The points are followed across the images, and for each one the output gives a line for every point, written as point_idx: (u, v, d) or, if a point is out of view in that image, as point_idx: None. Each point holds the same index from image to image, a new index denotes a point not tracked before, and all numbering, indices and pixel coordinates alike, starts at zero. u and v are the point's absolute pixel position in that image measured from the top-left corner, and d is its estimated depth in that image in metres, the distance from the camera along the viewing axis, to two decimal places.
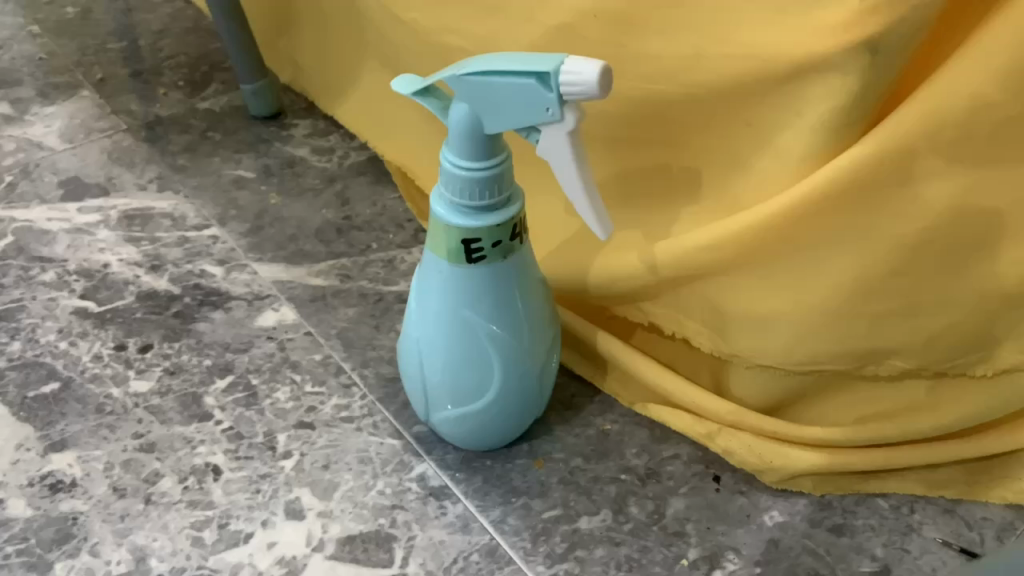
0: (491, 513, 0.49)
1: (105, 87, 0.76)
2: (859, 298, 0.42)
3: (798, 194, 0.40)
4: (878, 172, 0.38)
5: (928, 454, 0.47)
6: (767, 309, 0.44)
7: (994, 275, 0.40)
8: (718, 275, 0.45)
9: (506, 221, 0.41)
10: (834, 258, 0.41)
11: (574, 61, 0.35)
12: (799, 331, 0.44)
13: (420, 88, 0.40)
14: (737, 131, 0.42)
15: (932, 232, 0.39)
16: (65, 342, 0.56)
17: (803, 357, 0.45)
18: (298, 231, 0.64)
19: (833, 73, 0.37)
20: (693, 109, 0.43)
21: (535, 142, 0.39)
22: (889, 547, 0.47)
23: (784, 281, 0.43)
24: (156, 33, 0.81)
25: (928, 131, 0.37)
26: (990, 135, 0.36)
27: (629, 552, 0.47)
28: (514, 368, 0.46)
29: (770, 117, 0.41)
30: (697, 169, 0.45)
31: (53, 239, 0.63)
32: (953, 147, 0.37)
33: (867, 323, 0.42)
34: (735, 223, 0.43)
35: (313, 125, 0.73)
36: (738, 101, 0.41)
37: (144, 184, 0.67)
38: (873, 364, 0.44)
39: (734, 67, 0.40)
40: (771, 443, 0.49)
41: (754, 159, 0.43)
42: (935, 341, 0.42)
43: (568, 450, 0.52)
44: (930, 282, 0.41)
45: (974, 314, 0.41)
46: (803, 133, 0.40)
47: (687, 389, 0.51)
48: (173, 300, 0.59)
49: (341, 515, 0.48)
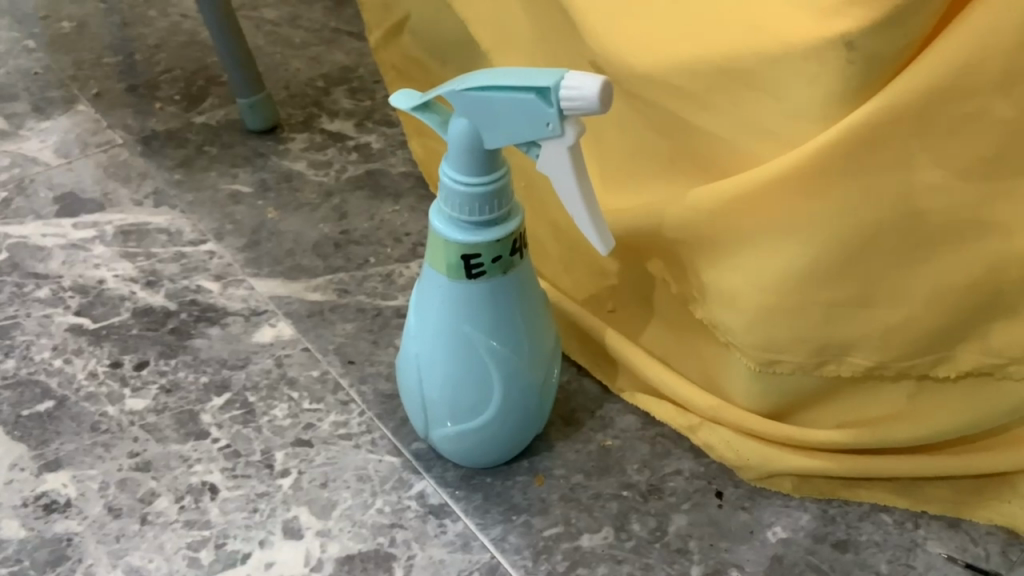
0: (491, 531, 0.48)
1: (101, 101, 0.76)
2: (815, 285, 0.40)
3: (766, 171, 0.39)
4: (841, 159, 0.37)
5: (906, 465, 0.47)
6: (729, 288, 0.43)
7: (948, 270, 0.39)
8: (691, 244, 0.44)
9: (505, 237, 0.40)
10: (791, 241, 0.40)
11: (575, 77, 0.34)
12: (754, 316, 0.42)
13: (420, 103, 0.40)
14: (718, 110, 0.40)
15: (888, 221, 0.38)
16: (60, 360, 0.56)
17: (759, 341, 0.43)
18: (295, 246, 0.63)
19: (812, 61, 0.35)
20: (688, 83, 0.41)
21: (534, 157, 0.38)
22: (894, 563, 0.47)
23: (743, 260, 0.42)
24: (152, 47, 0.81)
25: (887, 120, 0.36)
26: (946, 129, 0.35)
27: (631, 570, 0.46)
28: (514, 385, 0.46)
29: (749, 102, 0.39)
30: (683, 145, 0.44)
31: (49, 255, 0.63)
32: (916, 138, 0.36)
33: (821, 311, 0.41)
34: (706, 193, 0.42)
35: (310, 139, 0.72)
36: (722, 84, 0.39)
37: (140, 200, 0.67)
38: (832, 360, 0.43)
39: (723, 42, 0.38)
40: (747, 440, 0.49)
41: (739, 140, 0.41)
42: (892, 336, 0.41)
43: (569, 466, 0.51)
44: (885, 273, 0.40)
45: (931, 310, 0.40)
46: (778, 115, 0.38)
47: (675, 378, 0.51)
48: (169, 317, 0.59)
49: (339, 535, 0.48)
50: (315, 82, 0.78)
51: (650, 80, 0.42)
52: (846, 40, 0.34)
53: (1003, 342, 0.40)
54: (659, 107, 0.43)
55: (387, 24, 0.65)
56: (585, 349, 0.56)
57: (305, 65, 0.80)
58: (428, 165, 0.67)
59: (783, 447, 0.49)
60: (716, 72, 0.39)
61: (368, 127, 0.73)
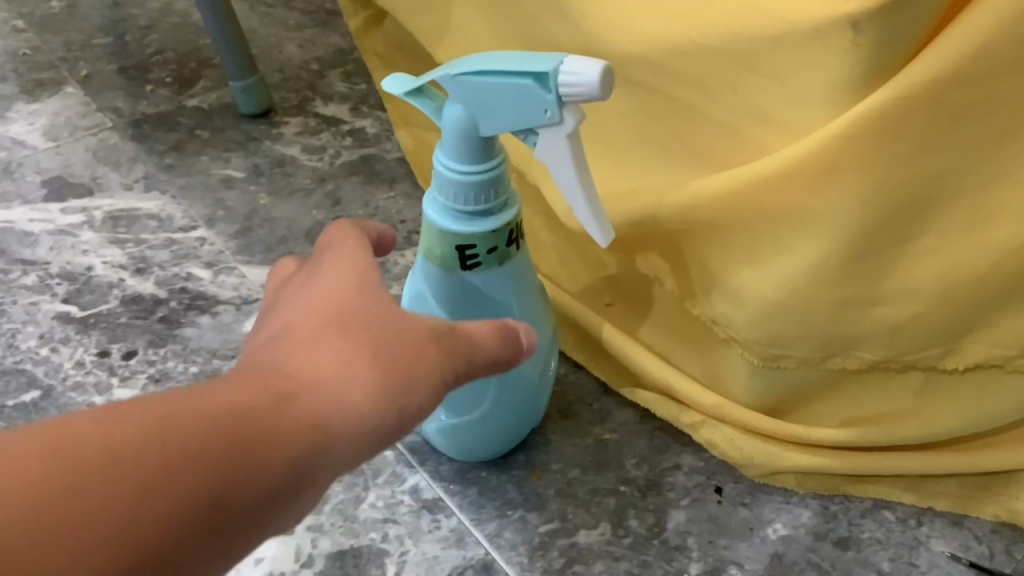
0: (486, 527, 0.47)
1: (91, 83, 0.74)
2: (827, 281, 0.39)
3: (774, 164, 0.38)
4: (848, 153, 0.36)
5: (914, 463, 0.47)
6: (736, 283, 0.42)
7: (960, 264, 0.37)
8: (696, 236, 0.43)
9: (502, 227, 0.39)
10: (802, 237, 0.39)
11: (575, 62, 0.33)
12: (763, 312, 0.41)
13: (413, 88, 0.38)
14: (723, 95, 0.39)
15: (896, 215, 0.37)
16: (46, 348, 0.55)
17: (766, 336, 0.42)
18: (288, 233, 0.62)
19: (819, 46, 0.34)
20: (688, 65, 0.39)
21: (532, 145, 0.37)
22: (896, 562, 0.46)
23: (755, 253, 0.41)
24: (143, 28, 0.79)
25: (899, 111, 0.34)
26: (957, 117, 0.34)
27: (629, 568, 0.46)
28: (510, 378, 0.45)
29: (755, 88, 0.37)
30: (684, 132, 0.42)
31: (36, 241, 0.61)
32: (927, 128, 0.35)
33: (830, 308, 0.40)
34: (711, 184, 0.40)
35: (304, 123, 0.71)
36: (724, 68, 0.38)
37: (130, 184, 0.65)
38: (839, 354, 0.42)
39: (724, 24, 0.36)
40: (750, 437, 0.48)
41: (743, 127, 0.39)
42: (899, 332, 0.40)
43: (566, 460, 0.50)
44: (893, 269, 0.38)
45: (943, 304, 0.38)
46: (785, 102, 0.37)
47: (672, 374, 0.50)
48: (159, 304, 0.57)
49: (331, 530, 0.47)
50: (309, 65, 0.76)
51: (649, 61, 0.41)
52: (852, 21, 0.32)
53: (1012, 335, 0.39)
54: (662, 91, 0.41)
55: (366, 13, 0.64)
56: (581, 343, 0.54)
57: (299, 47, 0.78)
58: (421, 157, 0.65)
59: (787, 445, 0.48)
60: (719, 56, 0.37)
61: (363, 111, 0.72)
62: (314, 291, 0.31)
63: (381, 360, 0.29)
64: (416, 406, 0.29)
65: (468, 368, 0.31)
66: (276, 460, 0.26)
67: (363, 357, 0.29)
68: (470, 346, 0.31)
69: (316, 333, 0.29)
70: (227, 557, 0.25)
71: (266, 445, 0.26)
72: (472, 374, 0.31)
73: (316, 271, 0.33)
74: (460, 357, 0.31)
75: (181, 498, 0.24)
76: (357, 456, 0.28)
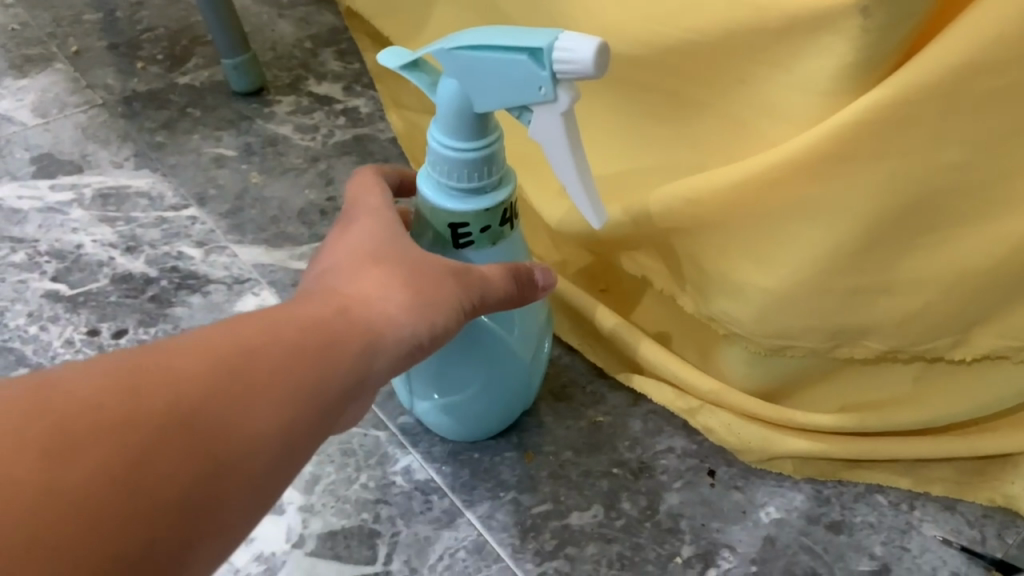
0: (478, 508, 0.47)
1: (81, 60, 0.73)
2: (838, 273, 0.39)
3: (782, 154, 0.37)
4: (860, 143, 0.35)
5: (912, 449, 0.47)
6: (738, 277, 0.41)
7: (969, 251, 0.37)
8: (692, 232, 0.42)
9: (496, 205, 0.39)
10: (801, 228, 0.38)
11: (569, 38, 0.32)
12: (767, 302, 0.41)
13: (408, 63, 0.38)
14: (723, 79, 0.38)
15: (906, 205, 0.36)
16: (35, 326, 0.54)
17: (771, 329, 0.42)
18: (279, 212, 0.61)
19: (827, 33, 0.33)
20: (687, 48, 0.38)
21: (525, 122, 0.36)
22: (888, 546, 0.46)
23: (754, 243, 0.40)
24: (134, 4, 0.78)
25: (919, 99, 0.33)
26: (975, 106, 0.33)
27: (621, 550, 0.45)
28: (502, 360, 0.45)
29: (759, 75, 0.37)
30: (681, 116, 0.42)
31: (25, 218, 0.61)
32: (944, 117, 0.34)
33: (840, 297, 0.40)
34: (709, 178, 0.40)
35: (297, 102, 0.70)
36: (725, 51, 0.37)
37: (120, 162, 0.65)
38: (846, 344, 0.42)
39: (724, 9, 0.36)
40: (751, 425, 0.48)
41: (742, 112, 0.39)
42: (909, 323, 0.40)
43: (558, 442, 0.50)
44: (898, 257, 0.38)
45: (950, 293, 0.38)
46: (788, 88, 0.36)
47: (670, 359, 0.49)
48: (149, 284, 0.57)
49: (322, 510, 0.47)
50: (303, 44, 0.75)
51: (645, 42, 0.40)
52: (860, 7, 0.32)
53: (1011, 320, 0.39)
54: (657, 74, 0.41)
55: None
56: (576, 328, 0.54)
57: (292, 26, 0.77)
58: (409, 138, 0.65)
59: (786, 430, 0.48)
60: (718, 39, 0.37)
61: (357, 91, 0.71)
62: (351, 235, 0.37)
63: (412, 284, 0.34)
64: (447, 319, 0.35)
65: (484, 295, 0.37)
66: (347, 361, 0.31)
67: (400, 280, 0.34)
68: (481, 280, 0.37)
69: (359, 265, 0.35)
70: (323, 437, 0.31)
71: (341, 345, 0.31)
72: (487, 302, 0.37)
73: (347, 224, 0.38)
74: (475, 285, 0.36)
75: (285, 384, 0.29)
76: (398, 362, 0.34)
